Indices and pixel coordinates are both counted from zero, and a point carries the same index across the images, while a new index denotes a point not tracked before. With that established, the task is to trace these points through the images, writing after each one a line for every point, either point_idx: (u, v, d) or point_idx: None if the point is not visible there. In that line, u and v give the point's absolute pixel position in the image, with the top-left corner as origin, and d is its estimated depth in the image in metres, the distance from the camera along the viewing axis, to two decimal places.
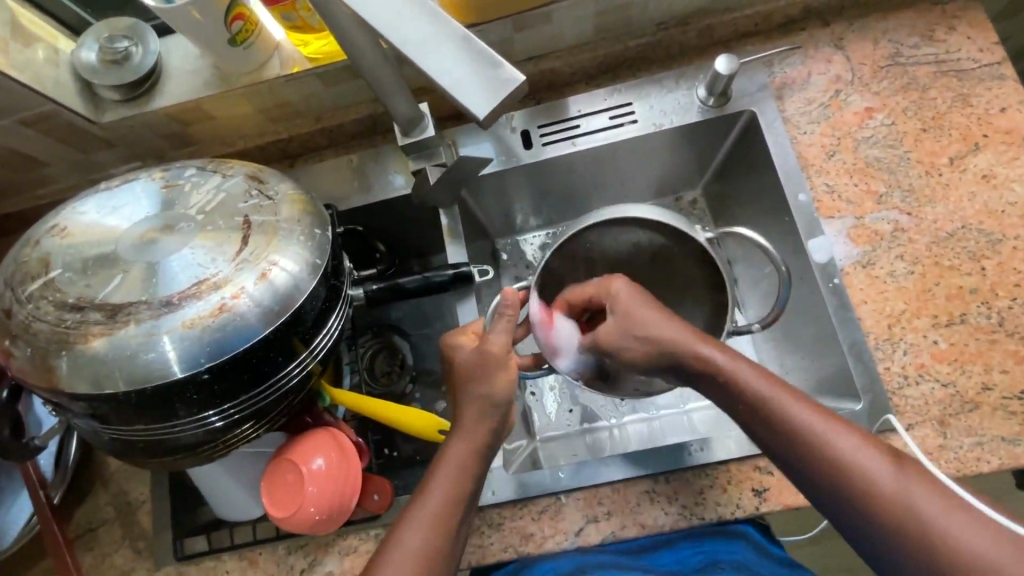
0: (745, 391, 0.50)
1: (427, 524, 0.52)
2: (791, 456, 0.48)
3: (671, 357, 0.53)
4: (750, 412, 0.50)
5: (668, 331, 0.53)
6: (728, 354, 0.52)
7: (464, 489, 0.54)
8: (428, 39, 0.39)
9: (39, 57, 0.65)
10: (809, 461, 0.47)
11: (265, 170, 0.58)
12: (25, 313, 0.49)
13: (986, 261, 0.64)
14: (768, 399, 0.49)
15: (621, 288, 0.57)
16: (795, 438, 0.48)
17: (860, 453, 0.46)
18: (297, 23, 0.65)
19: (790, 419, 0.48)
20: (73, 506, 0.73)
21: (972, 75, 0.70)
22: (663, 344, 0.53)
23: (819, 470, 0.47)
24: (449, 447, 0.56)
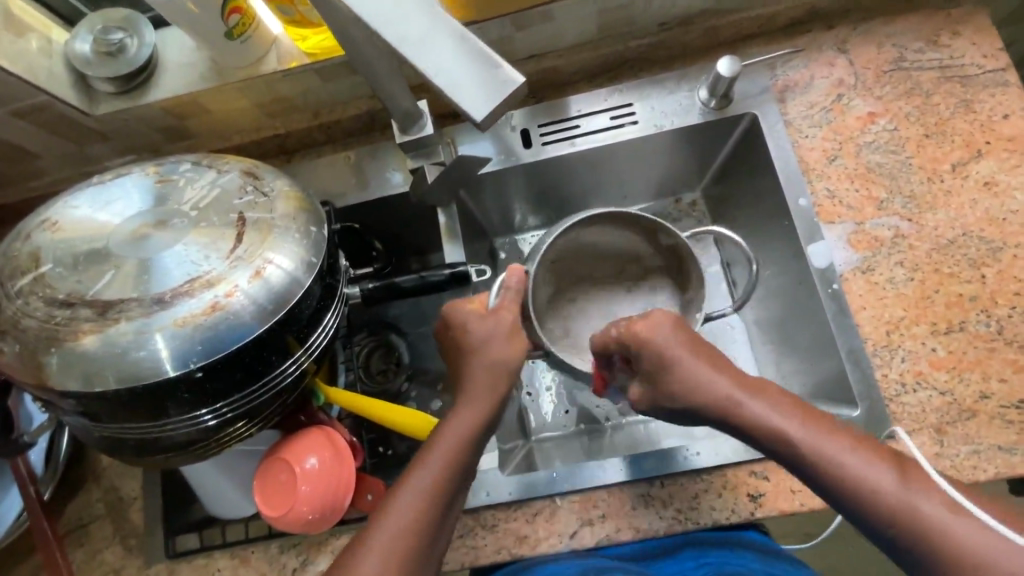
0: (793, 447, 0.48)
1: (406, 521, 0.49)
2: (854, 511, 0.46)
3: (720, 406, 0.51)
4: (802, 467, 0.48)
5: (715, 377, 0.52)
6: (775, 402, 0.50)
7: (449, 486, 0.52)
8: (427, 37, 0.38)
9: (33, 47, 0.64)
10: (874, 516, 0.44)
11: (261, 166, 0.57)
12: (14, 309, 0.48)
13: (986, 269, 0.63)
14: (820, 453, 0.47)
15: (659, 328, 0.54)
16: (853, 492, 0.45)
17: (916, 502, 0.43)
18: (295, 17, 0.64)
19: (845, 471, 0.46)
20: (64, 502, 0.72)
21: (976, 82, 0.70)
22: (711, 392, 0.52)
23: (887, 526, 0.44)
24: (443, 434, 0.54)
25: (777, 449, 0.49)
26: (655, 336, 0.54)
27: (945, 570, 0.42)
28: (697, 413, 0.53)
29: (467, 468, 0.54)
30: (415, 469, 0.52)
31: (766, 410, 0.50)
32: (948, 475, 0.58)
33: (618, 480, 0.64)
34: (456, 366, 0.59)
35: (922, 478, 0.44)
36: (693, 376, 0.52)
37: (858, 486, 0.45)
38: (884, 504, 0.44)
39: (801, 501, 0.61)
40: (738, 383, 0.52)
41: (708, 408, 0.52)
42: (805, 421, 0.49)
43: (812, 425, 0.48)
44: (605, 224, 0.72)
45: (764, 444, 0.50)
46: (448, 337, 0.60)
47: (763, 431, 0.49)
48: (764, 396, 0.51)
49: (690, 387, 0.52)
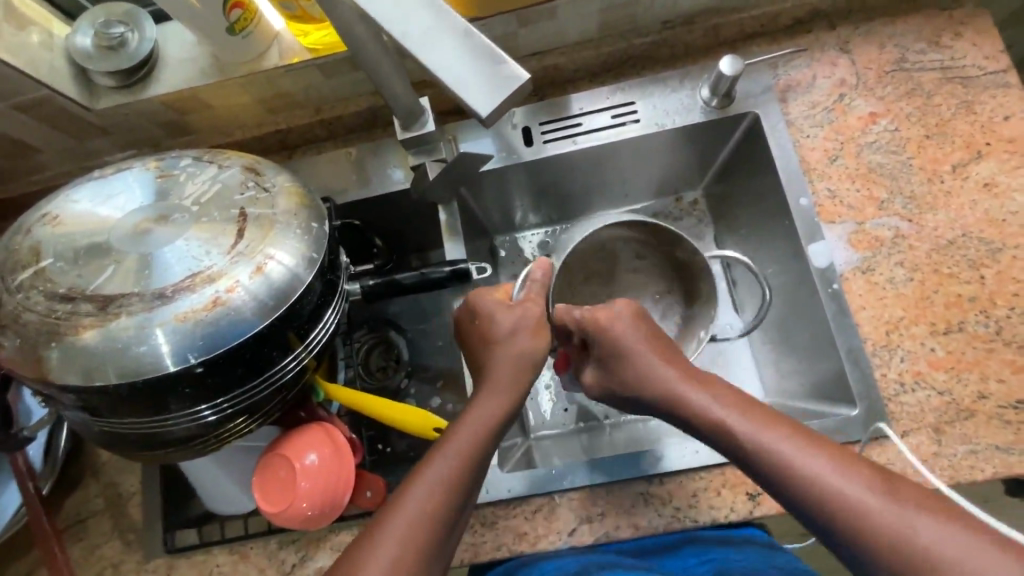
0: (731, 435, 0.50)
1: (421, 511, 0.49)
2: (791, 500, 0.47)
3: (667, 396, 0.55)
4: (741, 457, 0.50)
5: (662, 369, 0.56)
6: (718, 394, 0.53)
7: (466, 480, 0.52)
8: (432, 32, 0.38)
9: (33, 40, 0.64)
10: (808, 504, 0.46)
11: (262, 162, 0.57)
12: (15, 303, 0.48)
13: (985, 270, 0.64)
14: (757, 441, 0.49)
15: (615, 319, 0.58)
16: (789, 480, 0.47)
17: (841, 481, 0.45)
18: (297, 12, 0.64)
19: (780, 460, 0.47)
20: (63, 497, 0.72)
21: (977, 83, 0.70)
22: (660, 381, 0.55)
23: (819, 513, 0.45)
24: (461, 426, 0.54)
25: (717, 438, 0.51)
26: (613, 326, 0.58)
27: (878, 560, 0.42)
28: (649, 401, 0.56)
29: (483, 463, 0.53)
30: (432, 460, 0.52)
31: (708, 400, 0.52)
32: (946, 475, 0.58)
33: (618, 478, 0.64)
34: (477, 359, 0.59)
35: (859, 470, 0.45)
36: (645, 369, 0.56)
37: (794, 475, 0.46)
38: (818, 493, 0.45)
39: None
40: (684, 374, 0.55)
41: (657, 397, 0.55)
42: (744, 412, 0.51)
43: (751, 416, 0.50)
44: (625, 232, 0.74)
45: (707, 434, 0.52)
46: (469, 330, 0.61)
47: (704, 421, 0.52)
48: (707, 388, 0.53)
49: (643, 375, 0.56)
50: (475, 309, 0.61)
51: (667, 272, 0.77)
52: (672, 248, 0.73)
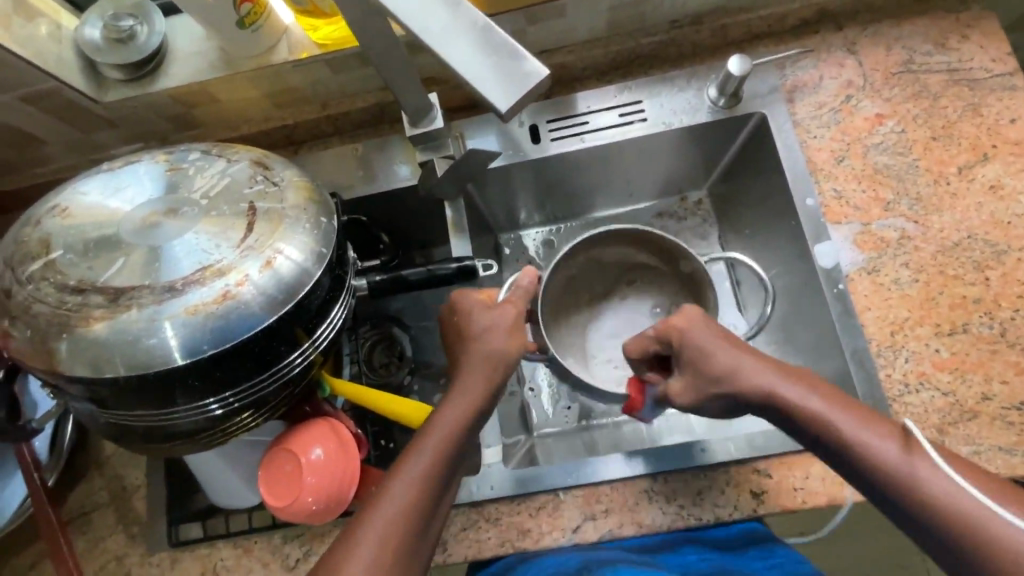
0: (826, 427, 0.48)
1: (398, 508, 0.49)
2: (886, 493, 0.46)
3: (752, 387, 0.52)
4: (828, 448, 0.49)
5: (747, 360, 0.53)
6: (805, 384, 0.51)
7: (442, 475, 0.51)
8: (452, 28, 0.38)
9: (42, 32, 0.64)
10: (906, 500, 0.45)
11: (271, 156, 0.57)
12: (25, 294, 0.48)
13: (990, 271, 0.64)
14: (853, 432, 0.47)
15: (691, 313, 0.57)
16: (887, 473, 0.46)
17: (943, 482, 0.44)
18: (308, 7, 0.64)
19: (875, 453, 0.46)
20: (67, 490, 0.72)
21: (984, 85, 0.70)
22: (741, 373, 0.52)
23: (921, 513, 0.44)
24: (438, 421, 0.54)
25: (805, 429, 0.50)
26: (691, 321, 0.56)
27: (977, 554, 0.42)
28: (729, 394, 0.53)
29: (458, 458, 0.53)
30: (409, 456, 0.52)
31: (795, 390, 0.51)
32: None
33: (623, 475, 0.64)
34: (455, 355, 0.60)
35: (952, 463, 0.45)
36: (729, 360, 0.53)
37: (890, 467, 0.46)
38: (917, 486, 0.44)
39: (802, 499, 0.61)
40: (771, 366, 0.53)
41: (740, 388, 0.52)
42: (836, 404, 0.49)
43: (844, 408, 0.49)
44: (628, 241, 0.76)
45: (793, 424, 0.50)
46: (450, 326, 0.62)
47: (794, 412, 0.50)
48: (793, 378, 0.51)
49: (721, 366, 0.53)
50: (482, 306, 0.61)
51: (671, 286, 0.78)
52: (677, 262, 0.75)
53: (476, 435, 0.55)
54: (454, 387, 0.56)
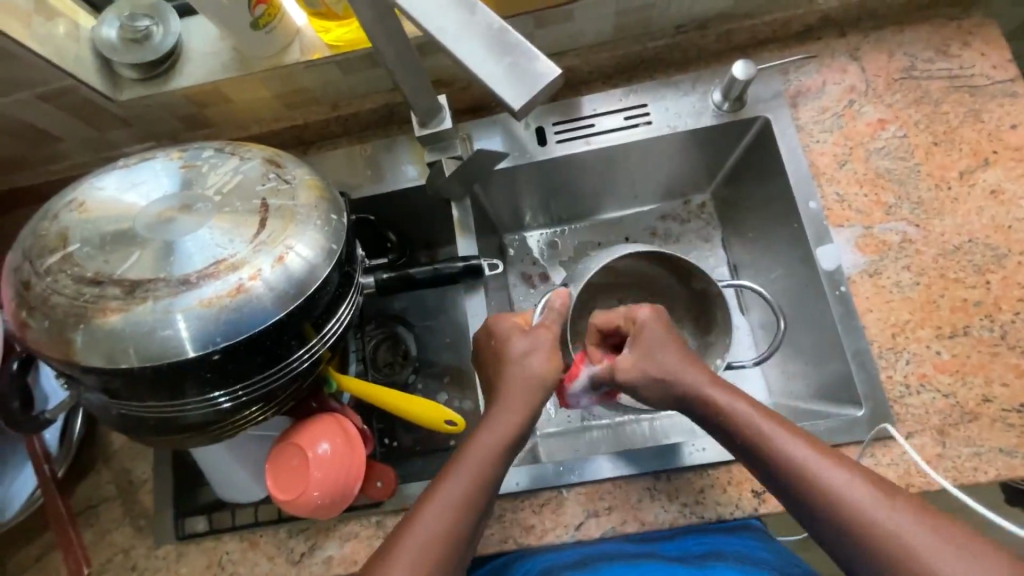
0: (747, 431, 0.53)
1: (447, 515, 0.52)
2: (796, 497, 0.50)
3: (687, 394, 0.57)
4: (749, 451, 0.53)
5: (688, 368, 0.57)
6: (736, 393, 0.56)
7: (479, 496, 0.53)
8: (467, 29, 0.40)
9: (61, 32, 0.66)
10: (810, 498, 0.49)
11: (282, 155, 0.58)
12: (43, 286, 0.49)
13: (991, 275, 0.65)
14: (775, 440, 0.52)
15: (646, 315, 0.61)
16: (801, 479, 0.50)
17: (846, 484, 0.49)
18: (321, 10, 0.66)
19: (789, 456, 0.51)
20: (74, 482, 0.73)
21: (985, 91, 0.71)
22: (679, 379, 0.57)
23: (821, 511, 0.49)
24: (475, 441, 0.56)
25: (731, 434, 0.54)
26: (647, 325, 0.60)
27: (864, 548, 0.47)
28: (668, 398, 0.58)
29: (497, 478, 0.55)
30: (447, 476, 0.54)
31: (727, 398, 0.55)
32: (949, 476, 0.59)
33: (627, 472, 0.65)
34: (489, 377, 0.60)
35: (860, 474, 0.50)
36: (670, 366, 0.58)
37: (803, 473, 0.50)
38: (825, 493, 0.49)
39: None
40: (709, 376, 0.57)
41: (677, 392, 0.57)
42: (762, 413, 0.54)
43: (766, 415, 0.54)
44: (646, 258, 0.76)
45: (722, 429, 0.55)
46: (484, 349, 0.62)
47: (722, 416, 0.55)
48: (725, 387, 0.56)
49: (662, 371, 0.57)
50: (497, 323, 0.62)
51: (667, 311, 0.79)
52: (688, 280, 0.75)
53: (513, 454, 0.57)
54: (493, 405, 0.58)
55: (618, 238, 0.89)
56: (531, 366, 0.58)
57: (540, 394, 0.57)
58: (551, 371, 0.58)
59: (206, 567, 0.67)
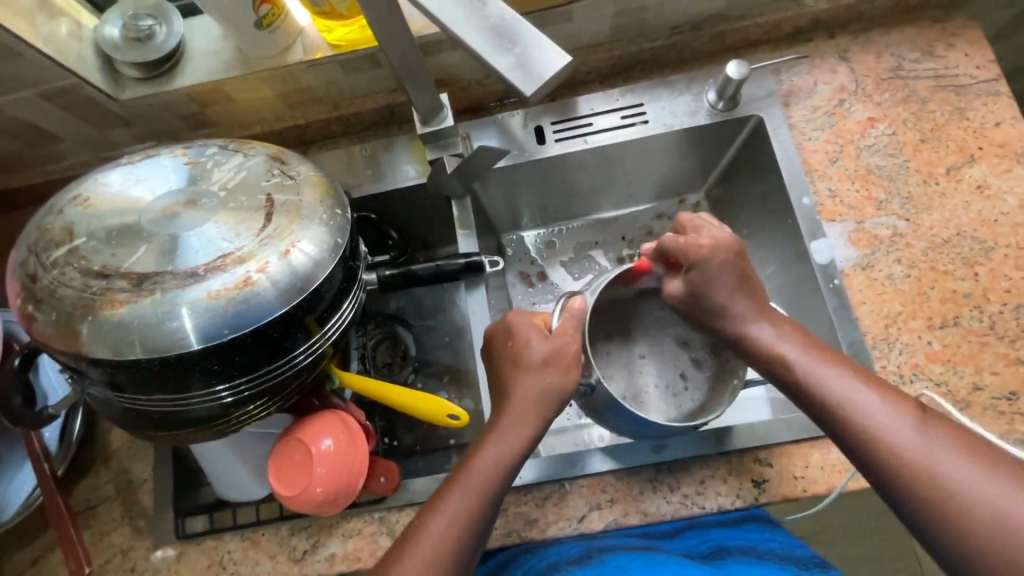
0: (786, 366, 0.56)
1: (461, 513, 0.53)
2: (843, 436, 0.52)
3: (739, 330, 0.59)
4: (788, 382, 0.56)
5: (742, 303, 0.60)
6: (788, 333, 0.58)
7: (480, 513, 0.54)
8: (477, 20, 0.41)
9: (63, 30, 0.66)
10: (847, 427, 0.51)
11: (287, 152, 0.58)
12: (50, 279, 0.49)
13: (979, 267, 0.67)
14: (826, 377, 0.54)
15: (709, 242, 0.62)
16: (844, 416, 0.52)
17: (886, 416, 0.50)
18: (325, 8, 0.67)
19: (827, 387, 0.53)
20: (72, 483, 0.72)
21: (969, 91, 0.73)
22: (732, 316, 0.60)
23: (858, 438, 0.51)
24: (479, 459, 0.56)
25: (779, 371, 0.56)
26: (714, 252, 0.61)
27: (902, 474, 0.48)
28: (718, 332, 0.61)
29: (500, 494, 0.55)
30: (449, 493, 0.55)
31: (776, 338, 0.58)
32: None
33: (631, 464, 0.66)
34: (499, 379, 0.61)
35: (907, 408, 0.51)
36: (722, 297, 0.60)
37: (850, 410, 0.51)
38: (867, 426, 0.50)
39: (803, 488, 0.63)
40: (757, 308, 0.60)
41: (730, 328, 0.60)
42: (810, 351, 0.56)
43: (807, 350, 0.56)
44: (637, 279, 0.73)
45: (767, 366, 0.57)
46: (502, 348, 0.62)
47: (763, 350, 0.57)
48: (770, 323, 0.59)
49: (716, 306, 0.60)
50: (519, 325, 0.61)
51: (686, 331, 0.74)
52: None
53: (519, 469, 0.57)
54: (502, 419, 0.58)
55: (615, 237, 0.90)
56: (534, 358, 0.59)
57: (544, 385, 0.58)
58: (552, 366, 0.59)
59: (207, 567, 0.67)
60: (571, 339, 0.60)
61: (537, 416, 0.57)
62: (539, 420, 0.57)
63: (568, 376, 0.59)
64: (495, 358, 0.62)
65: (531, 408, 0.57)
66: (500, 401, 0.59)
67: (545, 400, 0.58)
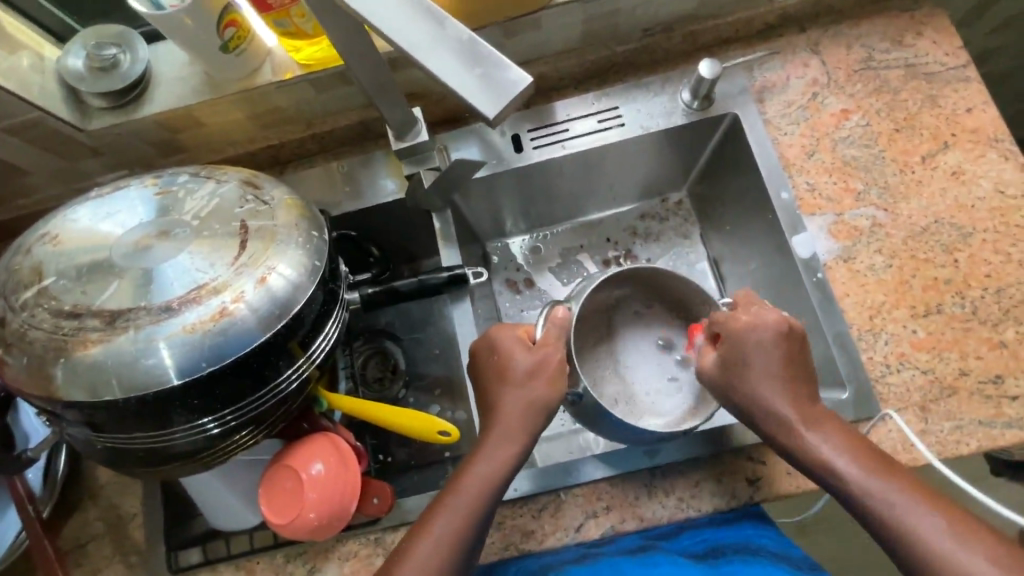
0: (831, 473, 0.52)
1: (449, 532, 0.53)
2: (892, 550, 0.49)
3: (781, 428, 0.55)
4: (834, 488, 0.52)
5: (782, 397, 0.55)
6: (831, 431, 0.54)
7: (468, 533, 0.53)
8: (438, 43, 0.40)
9: (24, 64, 0.65)
10: (900, 543, 0.48)
11: (260, 176, 0.58)
12: (20, 321, 0.48)
13: (958, 253, 0.67)
14: (877, 489, 0.50)
15: (750, 328, 0.57)
16: (894, 531, 0.48)
17: (938, 534, 0.47)
18: (291, 29, 0.65)
19: (875, 498, 0.50)
20: (60, 522, 0.71)
21: (939, 78, 0.74)
22: (773, 411, 0.55)
23: (910, 556, 0.48)
24: (470, 474, 0.56)
25: (823, 476, 0.53)
26: (753, 333, 0.57)
27: None
28: (756, 425, 0.57)
29: (489, 510, 0.55)
30: (435, 517, 0.54)
31: (817, 437, 0.54)
32: (933, 450, 0.61)
33: (626, 469, 0.65)
34: (484, 395, 0.60)
35: (960, 522, 0.47)
36: (759, 391, 0.56)
37: (903, 523, 0.48)
38: (918, 545, 0.47)
39: (797, 483, 0.63)
40: (798, 403, 0.55)
41: (769, 424, 0.56)
42: (857, 453, 0.52)
43: (851, 453, 0.52)
44: (621, 279, 0.72)
45: (811, 469, 0.54)
46: (488, 363, 0.61)
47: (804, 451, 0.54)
48: (812, 420, 0.55)
49: (755, 401, 0.56)
50: (502, 340, 0.60)
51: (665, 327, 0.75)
52: (671, 294, 0.73)
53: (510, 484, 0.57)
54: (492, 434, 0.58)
55: (600, 239, 0.90)
56: (521, 369, 0.59)
57: (529, 399, 0.58)
58: (539, 377, 0.59)
59: None
60: (554, 348, 0.60)
61: (526, 429, 0.57)
62: (528, 433, 0.57)
63: (553, 387, 0.58)
64: (481, 368, 0.62)
65: (520, 421, 0.57)
66: (487, 415, 0.59)
67: (535, 410, 0.58)
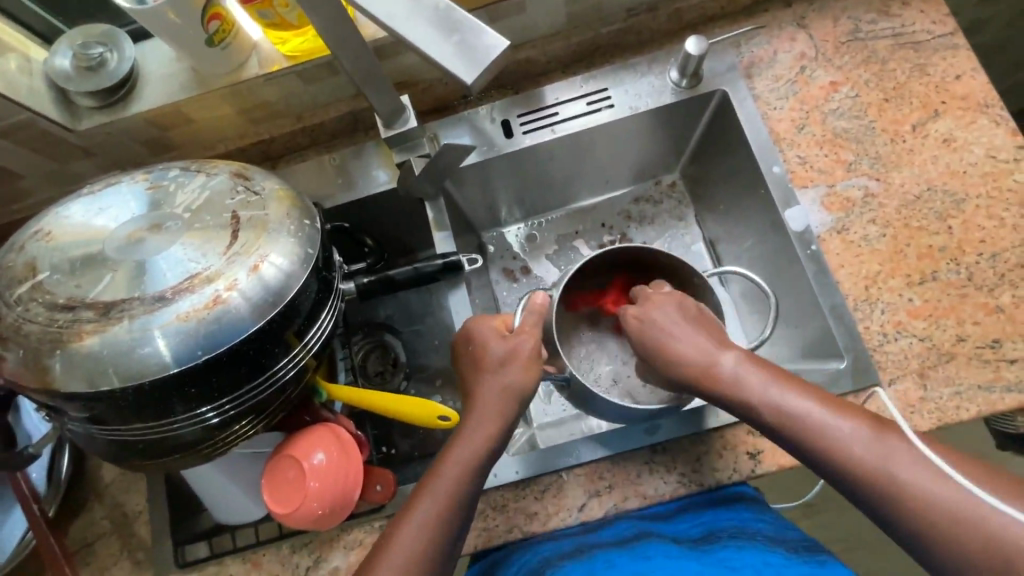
0: (753, 409, 0.53)
1: (434, 514, 0.52)
2: (823, 465, 0.49)
3: (703, 372, 0.55)
4: (761, 421, 0.52)
5: (696, 343, 0.57)
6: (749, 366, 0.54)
7: (457, 513, 0.53)
8: (415, 13, 0.40)
9: (12, 67, 0.66)
10: (829, 459, 0.49)
11: (251, 168, 0.58)
12: (14, 316, 0.48)
13: (952, 220, 0.67)
14: (803, 411, 0.50)
15: (666, 303, 0.61)
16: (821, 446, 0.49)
17: (858, 439, 0.48)
18: (274, 20, 0.65)
19: (801, 420, 0.50)
20: (67, 521, 0.71)
21: (927, 46, 0.74)
22: (693, 356, 0.56)
23: (839, 469, 0.48)
24: (468, 454, 0.56)
25: (748, 412, 0.53)
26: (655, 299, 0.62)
27: (889, 497, 0.46)
28: (680, 376, 0.57)
29: (478, 488, 0.55)
30: (419, 500, 0.53)
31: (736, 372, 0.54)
32: (934, 416, 0.61)
33: (628, 448, 0.65)
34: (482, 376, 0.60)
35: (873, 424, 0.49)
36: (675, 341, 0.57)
37: (828, 437, 0.49)
38: (843, 453, 0.48)
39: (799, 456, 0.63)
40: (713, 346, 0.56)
41: (691, 369, 0.56)
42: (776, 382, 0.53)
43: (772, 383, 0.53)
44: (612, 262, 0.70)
45: (736, 407, 0.54)
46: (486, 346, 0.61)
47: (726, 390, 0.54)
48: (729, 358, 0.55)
49: (700, 370, 0.56)
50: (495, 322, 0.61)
51: None
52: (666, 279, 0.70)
53: None
54: (490, 415, 0.58)
55: (594, 225, 0.90)
56: (516, 350, 0.59)
57: (520, 379, 0.58)
58: (534, 357, 0.59)
59: None
60: (528, 337, 0.60)
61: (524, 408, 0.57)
62: None
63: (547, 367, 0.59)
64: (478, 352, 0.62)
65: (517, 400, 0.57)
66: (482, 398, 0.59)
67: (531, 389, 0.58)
